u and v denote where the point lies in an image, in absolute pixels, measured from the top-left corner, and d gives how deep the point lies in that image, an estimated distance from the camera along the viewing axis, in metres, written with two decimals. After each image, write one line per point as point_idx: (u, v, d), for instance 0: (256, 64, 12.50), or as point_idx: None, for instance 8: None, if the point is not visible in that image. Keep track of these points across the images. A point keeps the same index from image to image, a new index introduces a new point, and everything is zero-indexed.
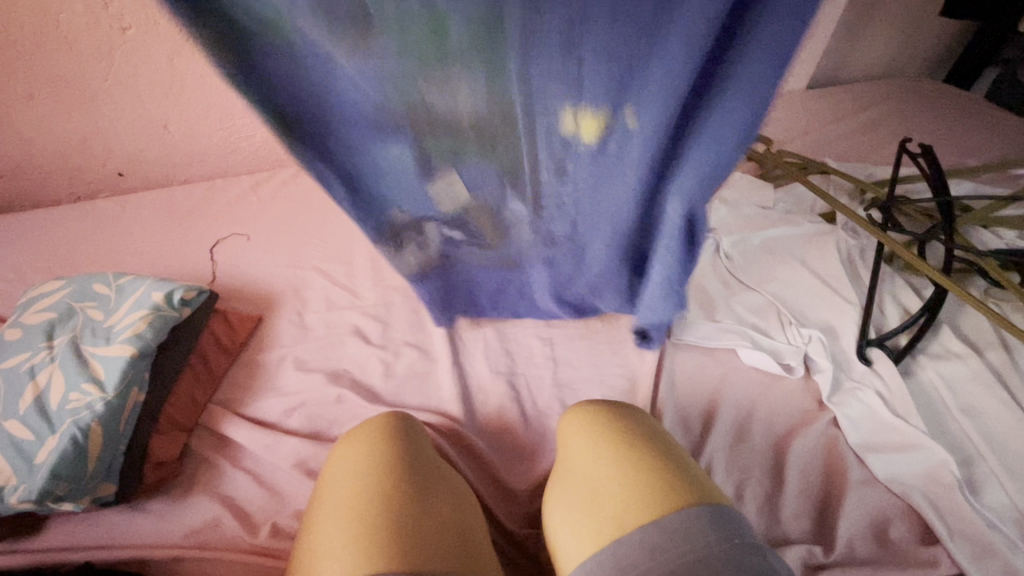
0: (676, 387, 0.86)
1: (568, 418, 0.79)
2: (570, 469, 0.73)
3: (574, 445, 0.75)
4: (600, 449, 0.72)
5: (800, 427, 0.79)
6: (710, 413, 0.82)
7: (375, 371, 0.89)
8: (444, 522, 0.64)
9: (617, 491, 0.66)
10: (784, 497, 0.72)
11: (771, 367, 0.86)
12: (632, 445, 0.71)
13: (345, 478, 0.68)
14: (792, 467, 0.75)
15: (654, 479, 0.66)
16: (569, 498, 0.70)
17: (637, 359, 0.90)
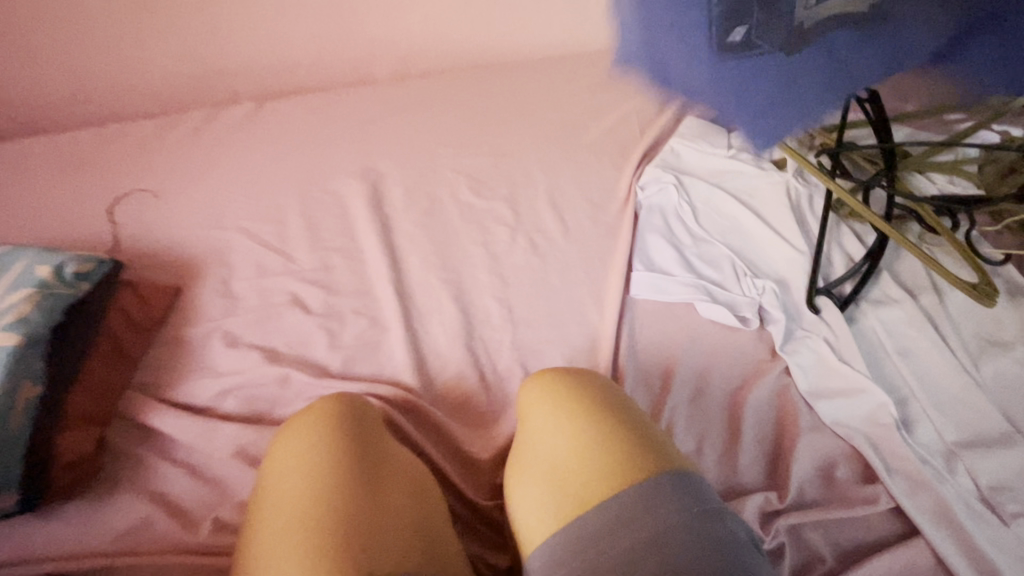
0: (638, 344, 0.85)
1: (528, 385, 0.76)
2: (532, 440, 0.71)
3: (533, 414, 0.72)
4: (564, 422, 0.69)
5: (756, 378, 0.80)
6: (672, 369, 0.82)
7: (319, 343, 0.82)
8: (402, 514, 0.60)
9: (583, 466, 0.65)
10: (741, 448, 0.74)
11: (728, 319, 0.85)
12: (598, 416, 0.69)
13: (290, 475, 0.62)
14: (749, 418, 0.76)
15: (620, 452, 0.65)
16: (532, 471, 0.68)
17: (598, 316, 0.87)
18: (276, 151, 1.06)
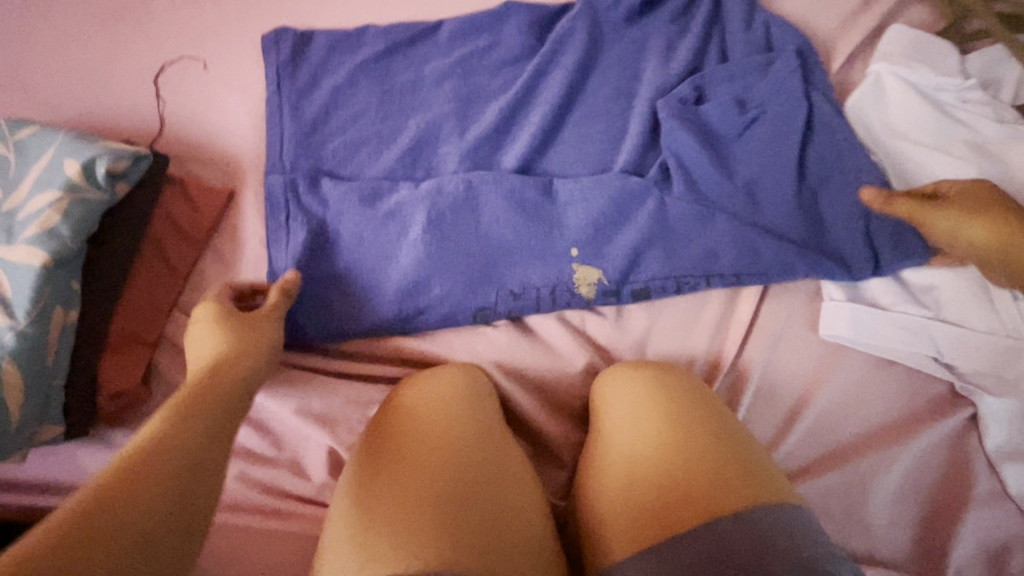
0: (777, 349, 0.65)
1: (616, 383, 0.62)
2: (618, 449, 0.57)
3: (624, 416, 0.59)
4: (669, 435, 0.55)
5: (924, 417, 0.62)
6: (811, 386, 0.64)
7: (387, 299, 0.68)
8: (523, 512, 0.49)
9: (668, 480, 0.52)
10: (884, 503, 0.59)
11: (903, 352, 0.63)
12: (687, 423, 0.56)
13: (378, 454, 0.51)
14: (902, 468, 0.60)
15: (713, 463, 0.52)
16: (605, 470, 0.57)
17: (728, 300, 0.67)
18: (342, 17, 0.83)
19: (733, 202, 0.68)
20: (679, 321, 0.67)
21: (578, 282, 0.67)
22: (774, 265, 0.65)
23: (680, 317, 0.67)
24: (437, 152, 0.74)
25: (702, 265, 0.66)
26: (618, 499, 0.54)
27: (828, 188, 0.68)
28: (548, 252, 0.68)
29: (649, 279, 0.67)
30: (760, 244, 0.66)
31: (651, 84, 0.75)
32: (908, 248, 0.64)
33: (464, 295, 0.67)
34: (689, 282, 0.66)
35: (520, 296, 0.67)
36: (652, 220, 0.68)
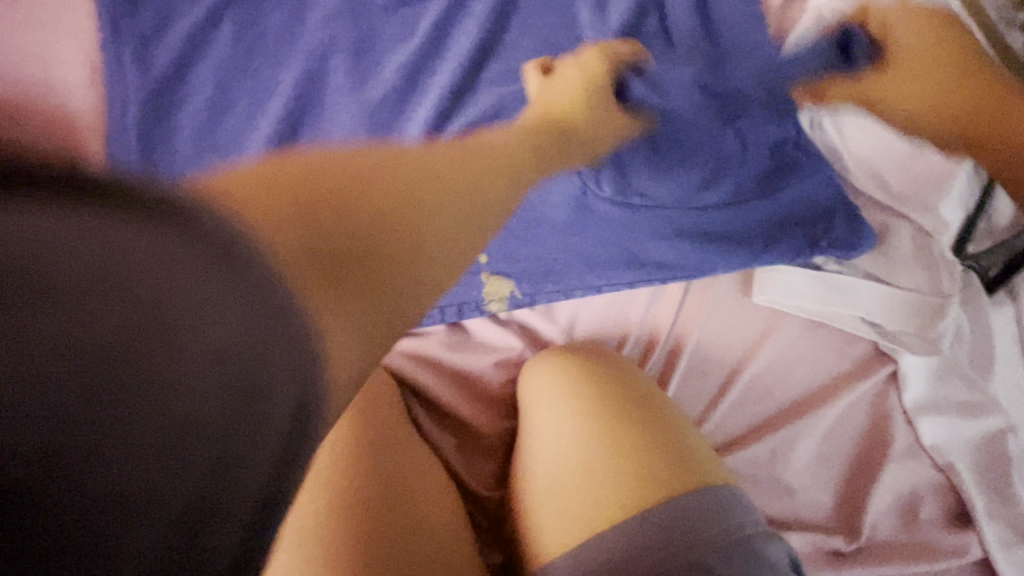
0: (710, 318, 0.62)
1: (539, 377, 0.57)
2: (547, 448, 0.54)
3: (549, 412, 0.55)
4: (594, 431, 0.52)
5: (851, 380, 0.61)
6: (743, 355, 0.62)
7: None
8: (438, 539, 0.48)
9: (595, 481, 0.50)
10: (811, 466, 0.59)
11: (831, 317, 0.62)
12: (615, 416, 0.53)
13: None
14: (827, 433, 0.60)
15: (637, 461, 0.50)
16: (533, 469, 0.54)
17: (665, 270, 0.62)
18: None
19: (667, 164, 0.61)
20: (608, 307, 0.62)
21: (487, 298, 0.60)
22: (701, 255, 0.61)
23: (613, 293, 0.62)
24: (324, 125, 0.62)
25: (624, 260, 0.61)
26: (545, 499, 0.51)
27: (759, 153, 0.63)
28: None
29: (567, 278, 0.61)
30: (681, 228, 0.62)
31: (574, 27, 0.66)
32: (828, 209, 0.62)
33: None
34: (609, 280, 0.61)
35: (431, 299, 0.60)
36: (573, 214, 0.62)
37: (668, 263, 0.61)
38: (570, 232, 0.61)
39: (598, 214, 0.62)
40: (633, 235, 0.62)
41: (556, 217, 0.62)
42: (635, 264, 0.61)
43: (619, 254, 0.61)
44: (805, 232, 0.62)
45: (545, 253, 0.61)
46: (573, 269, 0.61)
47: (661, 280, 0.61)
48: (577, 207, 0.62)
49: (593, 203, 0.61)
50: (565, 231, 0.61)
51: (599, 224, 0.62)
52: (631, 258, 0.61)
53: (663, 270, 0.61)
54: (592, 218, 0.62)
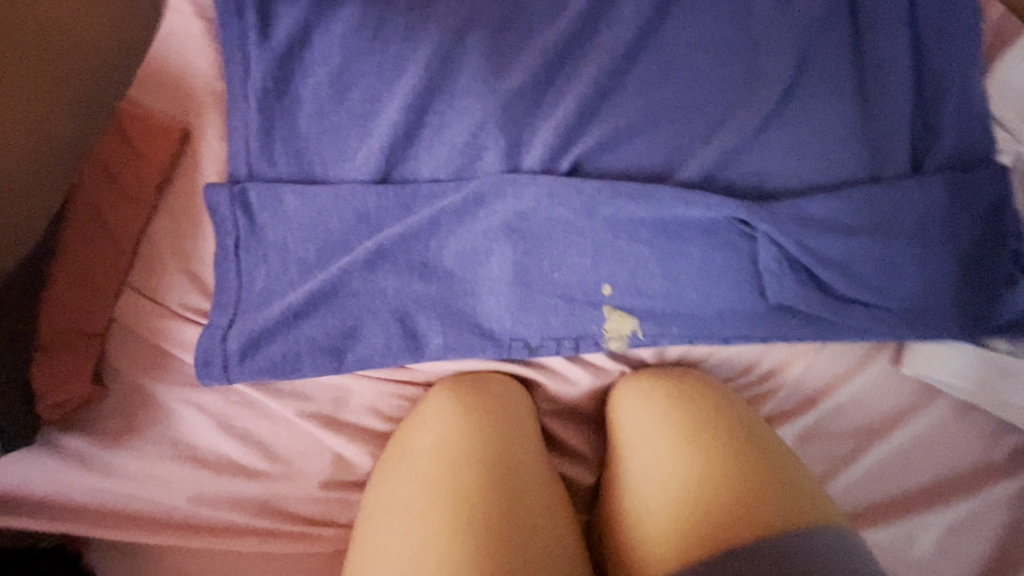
0: (843, 381, 0.58)
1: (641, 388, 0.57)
2: (647, 462, 0.52)
3: (650, 427, 0.53)
4: (706, 451, 0.49)
5: (996, 471, 0.55)
6: (874, 427, 0.57)
7: (392, 324, 0.53)
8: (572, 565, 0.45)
9: (705, 487, 0.47)
10: (938, 559, 0.54)
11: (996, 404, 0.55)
12: (723, 433, 0.51)
13: (414, 461, 0.48)
14: (961, 526, 0.55)
15: (752, 478, 0.47)
16: (633, 478, 0.52)
17: (811, 327, 0.55)
18: None
19: (825, 210, 0.55)
20: (732, 353, 0.58)
21: (607, 336, 0.53)
22: (852, 315, 0.55)
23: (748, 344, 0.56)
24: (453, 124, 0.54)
25: (764, 309, 0.55)
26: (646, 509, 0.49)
27: (935, 205, 0.55)
28: (573, 289, 0.54)
29: (700, 326, 0.54)
30: (833, 284, 0.55)
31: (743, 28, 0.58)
32: (999, 280, 0.55)
33: (476, 342, 0.53)
34: (744, 333, 0.54)
35: (547, 341, 0.53)
36: (715, 254, 0.55)
37: (814, 325, 0.55)
38: (712, 271, 0.55)
39: (744, 253, 0.55)
40: (781, 281, 0.55)
41: (698, 252, 0.54)
42: (775, 317, 0.55)
43: (761, 304, 0.55)
44: (971, 309, 0.55)
45: (682, 293, 0.54)
46: (707, 316, 0.54)
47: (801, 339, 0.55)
48: (726, 246, 0.55)
49: (742, 243, 0.55)
50: (708, 270, 0.54)
51: (745, 268, 0.55)
52: (772, 310, 0.55)
53: (808, 332, 0.55)
54: (739, 261, 0.55)
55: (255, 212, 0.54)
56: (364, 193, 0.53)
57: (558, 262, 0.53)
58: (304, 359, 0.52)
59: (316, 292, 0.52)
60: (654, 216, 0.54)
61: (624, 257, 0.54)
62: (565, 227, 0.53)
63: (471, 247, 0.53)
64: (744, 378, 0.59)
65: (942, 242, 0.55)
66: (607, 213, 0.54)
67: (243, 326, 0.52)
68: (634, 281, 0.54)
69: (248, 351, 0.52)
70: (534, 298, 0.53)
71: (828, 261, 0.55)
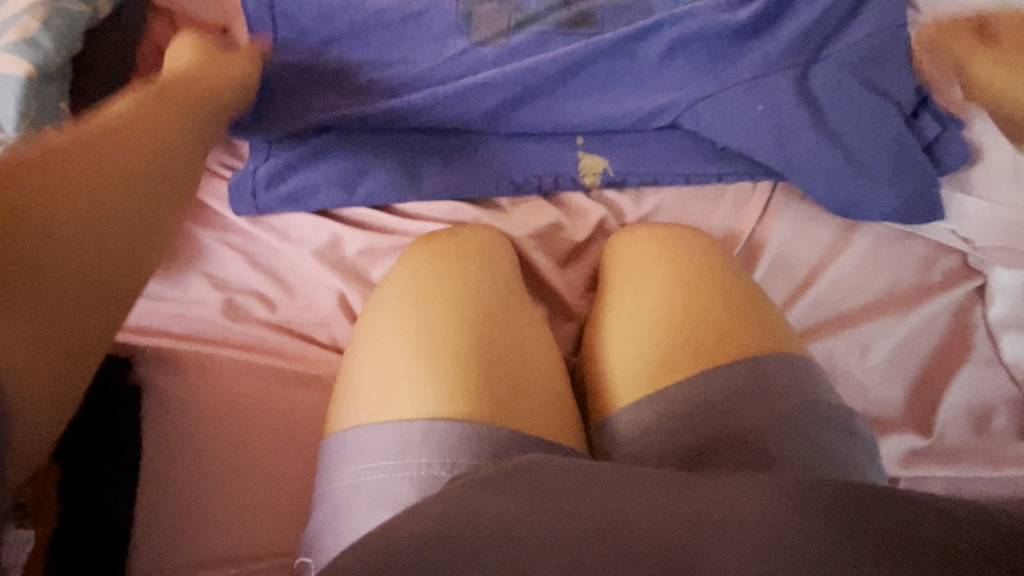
0: (793, 219, 0.65)
1: (625, 249, 0.63)
2: (626, 310, 0.60)
3: (631, 281, 0.61)
4: (674, 309, 0.58)
5: (932, 289, 0.62)
6: (823, 259, 0.64)
7: (401, 169, 0.64)
8: (542, 398, 0.54)
9: (672, 334, 0.57)
10: (885, 370, 0.61)
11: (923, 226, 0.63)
12: (693, 290, 0.60)
13: (416, 309, 0.57)
14: (904, 340, 0.61)
15: (713, 325, 0.57)
16: (613, 326, 0.60)
17: (750, 169, 0.65)
18: None
19: (766, 62, 0.63)
20: (694, 194, 0.66)
21: (583, 172, 0.65)
22: (799, 150, 0.62)
23: (700, 185, 0.66)
24: (443, 4, 0.65)
25: (712, 153, 0.65)
26: (624, 351, 0.58)
27: (861, 56, 0.63)
28: (550, 137, 0.65)
29: (656, 164, 0.65)
30: (782, 127, 0.62)
31: None
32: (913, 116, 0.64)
33: (473, 184, 0.64)
34: (696, 172, 0.65)
35: (528, 181, 0.65)
36: (672, 107, 0.64)
37: (757, 163, 0.65)
38: (667, 120, 0.65)
39: (698, 103, 0.64)
40: (729, 126, 0.63)
41: (656, 103, 0.64)
42: (721, 158, 0.65)
43: (707, 149, 0.65)
44: (910, 140, 0.62)
45: (638, 139, 0.66)
46: (663, 159, 0.65)
47: (746, 175, 0.65)
48: (682, 97, 0.64)
49: (696, 92, 0.64)
50: (662, 119, 0.65)
51: (700, 115, 0.64)
52: (718, 155, 0.65)
53: (754, 169, 0.65)
54: (693, 110, 0.64)
55: (285, 84, 0.65)
56: (374, 68, 0.65)
57: (535, 119, 0.64)
58: (324, 192, 0.63)
59: (336, 142, 0.64)
60: (615, 76, 0.65)
61: (592, 112, 0.64)
62: (544, 87, 0.64)
63: (462, 99, 0.63)
64: (708, 218, 0.66)
65: (869, 83, 0.63)
66: (575, 73, 0.64)
67: (274, 167, 0.63)
68: (599, 133, 0.66)
69: (273, 181, 0.63)
70: (517, 146, 0.65)
71: (774, 104, 0.62)
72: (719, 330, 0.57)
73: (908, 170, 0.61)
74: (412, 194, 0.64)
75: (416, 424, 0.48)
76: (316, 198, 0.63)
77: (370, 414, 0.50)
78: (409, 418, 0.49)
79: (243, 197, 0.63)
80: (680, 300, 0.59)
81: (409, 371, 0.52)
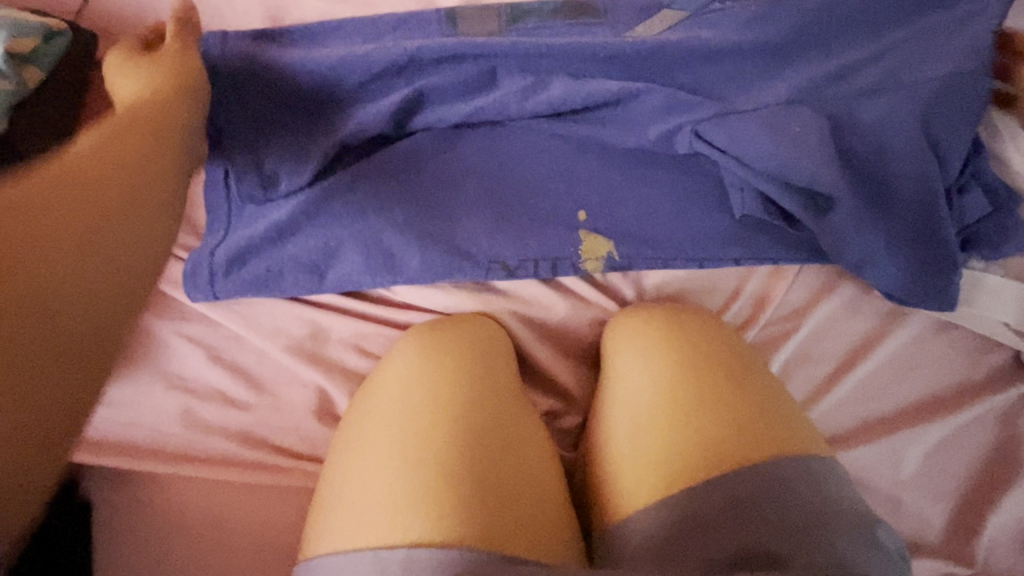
0: (823, 304, 0.58)
1: (629, 329, 0.56)
2: (629, 405, 0.53)
3: (636, 371, 0.54)
4: (689, 397, 0.51)
5: (978, 388, 0.55)
6: (856, 352, 0.57)
7: (379, 249, 0.57)
8: (539, 516, 0.47)
9: (682, 435, 0.49)
10: (925, 481, 0.54)
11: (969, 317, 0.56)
12: (705, 374, 0.52)
13: (394, 412, 0.50)
14: (946, 447, 0.55)
15: (729, 419, 0.49)
16: (615, 424, 0.53)
17: (781, 247, 0.56)
18: None
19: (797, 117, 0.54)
20: (713, 275, 0.58)
21: (584, 256, 0.57)
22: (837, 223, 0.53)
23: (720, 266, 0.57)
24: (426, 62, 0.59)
25: (732, 226, 0.57)
26: (627, 453, 0.51)
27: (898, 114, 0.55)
28: (549, 211, 0.58)
29: (670, 243, 0.57)
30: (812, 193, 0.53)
31: None
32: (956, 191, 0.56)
33: (459, 263, 0.57)
34: (713, 253, 0.57)
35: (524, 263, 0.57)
36: (678, 181, 0.58)
37: (785, 239, 0.57)
38: (675, 191, 0.58)
39: (703, 177, 0.58)
40: (751, 197, 0.55)
41: (657, 171, 0.58)
42: (745, 236, 0.57)
43: (728, 223, 0.57)
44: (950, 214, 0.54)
45: (647, 210, 0.57)
46: (675, 234, 0.57)
47: (773, 257, 0.57)
48: (685, 163, 0.58)
49: (699, 161, 0.58)
50: (668, 190, 0.58)
51: (706, 184, 0.58)
52: (742, 230, 0.57)
53: (782, 248, 0.56)
54: (698, 181, 0.58)
55: (246, 152, 0.57)
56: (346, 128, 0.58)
57: (526, 189, 0.58)
58: (290, 277, 0.56)
59: (303, 218, 0.56)
60: (612, 140, 0.59)
61: (587, 182, 0.58)
62: (534, 153, 0.59)
63: (446, 174, 0.58)
64: (726, 303, 0.59)
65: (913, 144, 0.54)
66: (565, 139, 0.60)
67: (232, 248, 0.55)
68: (602, 203, 0.57)
69: (233, 265, 0.55)
70: (508, 217, 0.57)
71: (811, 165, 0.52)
72: (734, 423, 0.49)
73: (946, 249, 0.54)
74: (392, 277, 0.57)
75: (394, 554, 0.42)
76: (280, 285, 0.56)
77: (344, 539, 0.44)
78: (389, 545, 0.43)
79: (199, 284, 0.55)
80: (691, 389, 0.51)
81: (383, 485, 0.46)
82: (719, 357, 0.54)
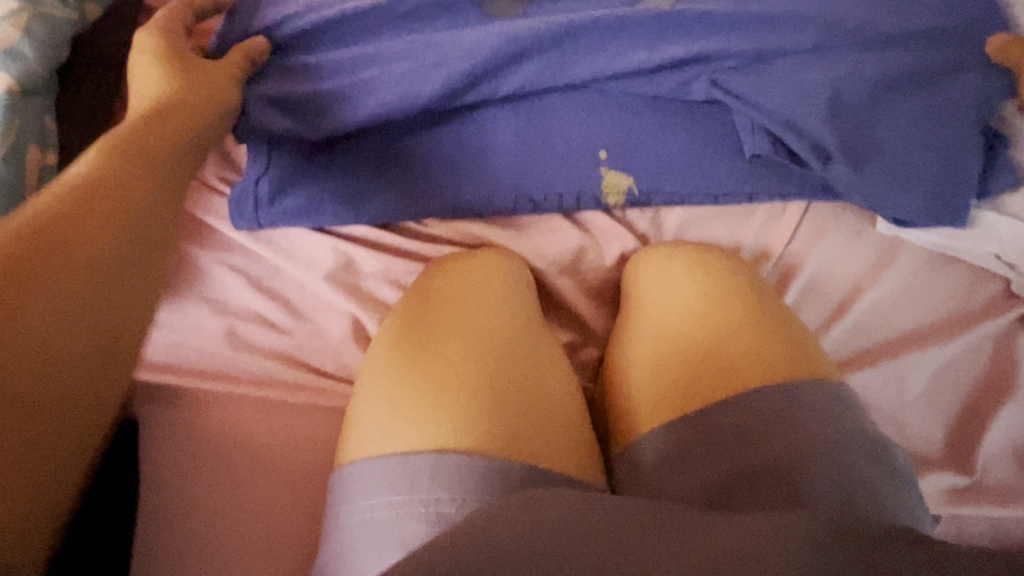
0: (830, 240, 0.61)
1: (650, 263, 0.60)
2: (651, 329, 0.56)
3: (656, 300, 0.57)
4: (708, 327, 0.54)
5: (975, 318, 0.59)
6: (861, 284, 0.61)
7: (412, 186, 0.60)
8: (562, 427, 0.50)
9: (701, 360, 0.52)
10: (926, 404, 0.58)
11: (963, 249, 0.60)
12: (724, 308, 0.55)
13: (426, 334, 0.52)
14: (945, 373, 0.58)
15: (748, 346, 0.52)
16: (637, 348, 0.56)
17: (789, 185, 0.61)
18: None
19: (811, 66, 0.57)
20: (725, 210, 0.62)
21: (606, 190, 0.61)
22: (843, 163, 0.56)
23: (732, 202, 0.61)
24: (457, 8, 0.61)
25: (742, 164, 0.61)
26: (648, 373, 0.54)
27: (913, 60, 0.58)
28: (573, 150, 0.61)
29: (686, 179, 0.61)
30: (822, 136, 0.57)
31: None
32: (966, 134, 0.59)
33: (489, 198, 0.60)
34: (725, 191, 0.61)
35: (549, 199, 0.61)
36: (697, 125, 0.61)
37: (794, 178, 0.61)
38: (693, 134, 0.61)
39: (722, 122, 0.61)
40: (762, 140, 0.59)
41: (678, 116, 0.61)
42: (756, 175, 0.60)
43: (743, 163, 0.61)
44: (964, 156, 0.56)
45: (666, 152, 0.61)
46: (691, 174, 0.61)
47: (781, 195, 0.61)
48: (706, 109, 0.61)
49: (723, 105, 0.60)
50: (687, 133, 0.61)
51: (726, 128, 0.61)
52: (754, 169, 0.61)
53: (791, 186, 0.60)
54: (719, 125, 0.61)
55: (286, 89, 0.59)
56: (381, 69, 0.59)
57: (553, 132, 0.61)
58: (330, 207, 0.59)
59: (343, 154, 0.60)
60: (638, 84, 0.61)
61: (610, 125, 0.61)
62: (563, 97, 0.62)
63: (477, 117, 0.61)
64: (738, 237, 0.62)
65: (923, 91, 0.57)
66: (594, 85, 0.61)
67: (275, 177, 0.58)
68: (623, 146, 0.61)
69: (276, 195, 0.58)
70: (534, 158, 0.61)
71: (819, 110, 0.56)
72: (751, 350, 0.52)
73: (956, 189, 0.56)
74: (425, 210, 0.60)
75: (424, 457, 0.44)
76: (319, 214, 0.59)
77: (376, 443, 0.46)
78: (419, 450, 0.45)
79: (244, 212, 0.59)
80: (709, 320, 0.54)
81: (418, 389, 0.48)
82: (735, 293, 0.56)
